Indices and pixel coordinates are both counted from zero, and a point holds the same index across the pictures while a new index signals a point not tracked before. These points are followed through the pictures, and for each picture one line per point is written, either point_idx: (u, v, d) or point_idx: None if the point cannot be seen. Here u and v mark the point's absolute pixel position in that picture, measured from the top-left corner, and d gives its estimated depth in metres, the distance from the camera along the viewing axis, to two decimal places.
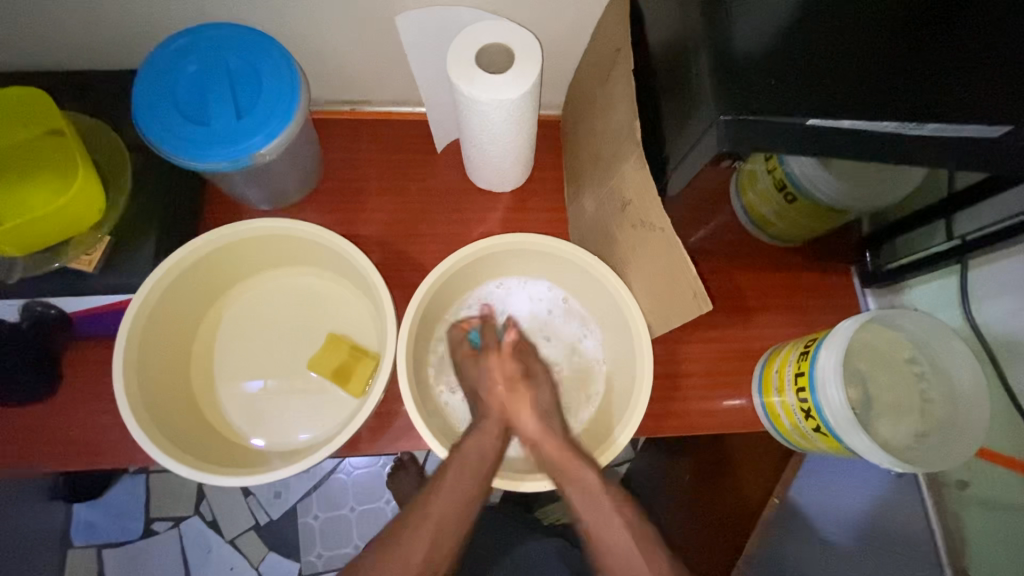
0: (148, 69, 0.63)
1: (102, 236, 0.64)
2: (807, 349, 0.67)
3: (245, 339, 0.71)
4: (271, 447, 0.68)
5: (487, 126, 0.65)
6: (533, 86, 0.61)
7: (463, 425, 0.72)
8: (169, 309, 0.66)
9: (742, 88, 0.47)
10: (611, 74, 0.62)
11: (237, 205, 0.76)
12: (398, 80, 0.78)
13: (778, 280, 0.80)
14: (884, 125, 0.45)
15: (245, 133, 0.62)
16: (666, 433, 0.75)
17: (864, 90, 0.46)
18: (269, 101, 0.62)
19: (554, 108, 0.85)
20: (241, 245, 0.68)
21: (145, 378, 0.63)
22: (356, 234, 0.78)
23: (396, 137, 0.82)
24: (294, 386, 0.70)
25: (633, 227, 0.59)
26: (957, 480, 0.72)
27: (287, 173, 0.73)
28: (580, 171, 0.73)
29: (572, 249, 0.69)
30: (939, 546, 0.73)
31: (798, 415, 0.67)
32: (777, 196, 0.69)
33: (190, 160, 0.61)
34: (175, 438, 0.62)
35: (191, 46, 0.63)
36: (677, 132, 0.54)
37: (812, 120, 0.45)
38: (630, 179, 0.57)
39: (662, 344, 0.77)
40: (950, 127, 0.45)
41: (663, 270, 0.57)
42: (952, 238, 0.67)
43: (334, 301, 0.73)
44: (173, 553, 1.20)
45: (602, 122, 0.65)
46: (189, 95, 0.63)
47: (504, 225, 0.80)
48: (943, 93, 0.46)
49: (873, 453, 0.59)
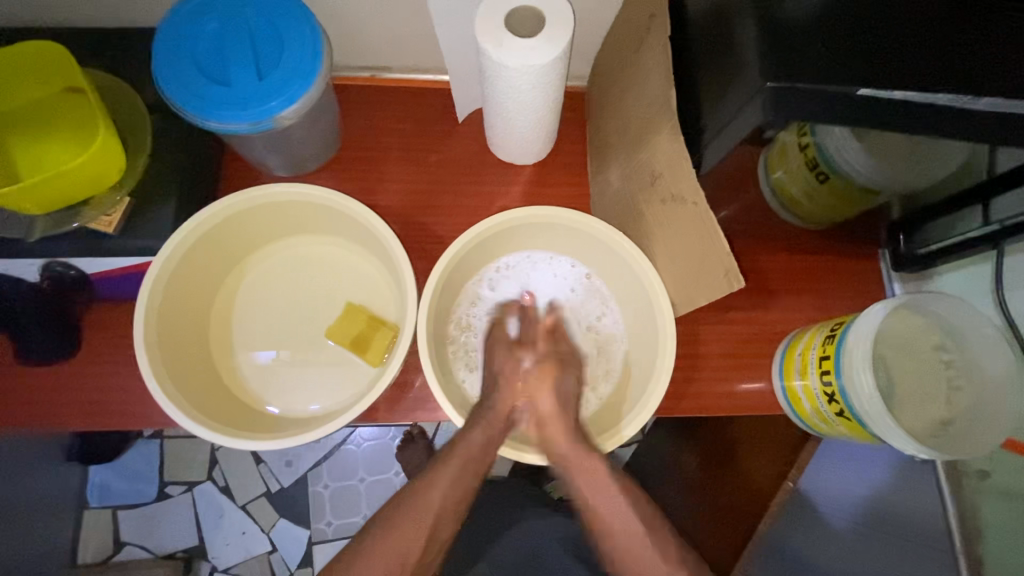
0: (169, 25, 0.61)
1: (122, 197, 0.64)
2: (833, 332, 0.66)
3: (263, 306, 0.71)
4: (287, 414, 0.68)
5: (514, 94, 0.63)
6: (563, 51, 0.59)
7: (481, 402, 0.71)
8: (191, 272, 0.66)
9: (791, 54, 0.44)
10: (645, 41, 0.60)
11: (255, 171, 0.75)
12: (421, 45, 0.76)
13: (802, 263, 0.79)
14: (935, 97, 0.43)
15: (267, 95, 0.60)
16: (684, 413, 0.74)
17: (918, 59, 0.44)
18: (291, 62, 0.61)
19: (579, 80, 0.83)
20: (261, 209, 0.67)
21: (165, 339, 0.63)
22: (374, 203, 0.77)
23: (417, 106, 0.80)
24: (311, 355, 0.69)
25: (663, 202, 0.58)
26: (977, 470, 0.71)
27: (306, 139, 0.71)
28: (606, 144, 0.71)
29: (597, 224, 0.68)
30: (953, 533, 0.73)
31: (821, 399, 0.66)
32: (808, 176, 0.66)
33: (211, 120, 0.60)
34: (194, 400, 0.62)
35: (214, 4, 0.62)
36: (715, 103, 0.52)
37: (862, 90, 0.43)
38: (663, 152, 0.55)
39: (681, 324, 0.76)
40: (1009, 103, 0.43)
41: (694, 246, 0.56)
42: (989, 222, 0.64)
43: (352, 270, 0.72)
44: (187, 516, 1.22)
45: (632, 93, 0.63)
46: (210, 54, 0.61)
47: (524, 198, 0.79)
48: (1003, 66, 0.44)
49: (899, 439, 0.58)
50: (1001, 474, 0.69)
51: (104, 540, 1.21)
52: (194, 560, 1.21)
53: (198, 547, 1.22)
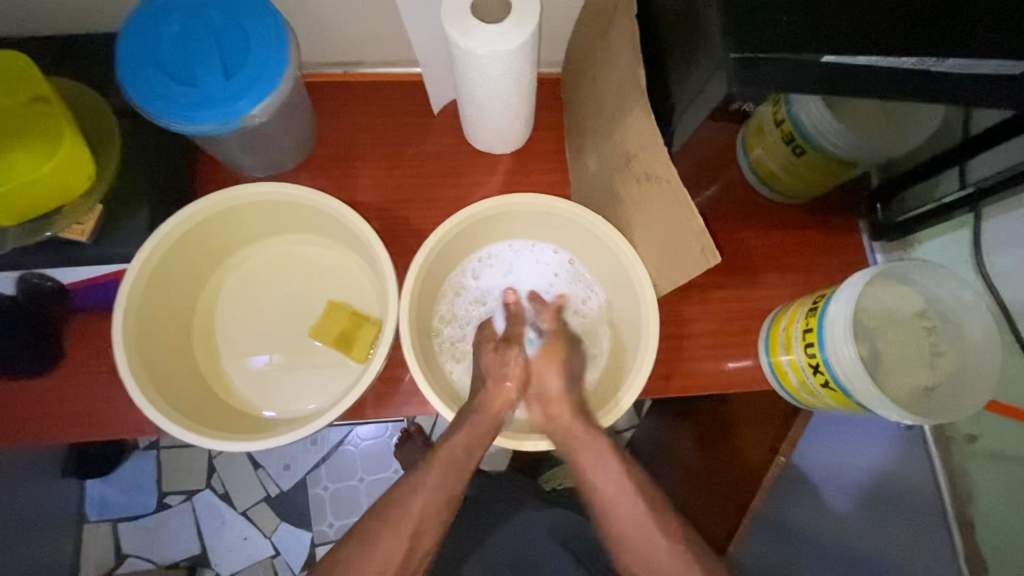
0: (130, 28, 0.60)
1: (94, 204, 0.62)
2: (815, 305, 0.66)
3: (247, 309, 0.70)
4: (280, 416, 0.68)
5: (485, 81, 0.63)
6: (532, 36, 0.58)
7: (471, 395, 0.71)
8: (169, 277, 0.65)
9: (755, 24, 0.44)
10: (613, 22, 0.59)
11: (231, 173, 0.74)
12: (391, 39, 0.75)
13: (783, 239, 0.79)
14: (901, 60, 0.43)
15: (234, 94, 0.59)
16: (673, 394, 0.74)
17: (882, 22, 0.44)
18: (257, 59, 0.60)
19: (554, 66, 0.82)
20: (237, 210, 0.66)
21: (147, 347, 0.62)
22: (353, 199, 0.76)
23: (390, 99, 0.79)
24: (299, 356, 0.69)
25: (639, 182, 0.58)
26: (966, 434, 0.71)
27: (279, 137, 0.70)
28: (582, 129, 0.71)
29: (576, 209, 0.67)
30: (944, 498, 0.74)
31: (806, 371, 0.66)
32: (784, 148, 0.66)
33: (180, 122, 0.59)
34: (178, 405, 0.62)
35: (174, 3, 0.61)
36: (683, 80, 0.52)
37: (829, 57, 0.43)
38: (635, 132, 0.55)
39: (666, 305, 0.76)
40: (972, 63, 0.44)
41: (670, 225, 0.56)
42: (966, 186, 0.65)
43: (334, 268, 0.72)
44: (188, 525, 1.22)
45: (603, 75, 0.62)
46: (173, 56, 0.61)
47: (503, 187, 0.78)
48: (966, 26, 0.44)
49: (883, 406, 0.58)
50: (988, 437, 0.69)
51: (106, 552, 1.20)
52: (197, 568, 1.21)
53: (201, 555, 1.21)
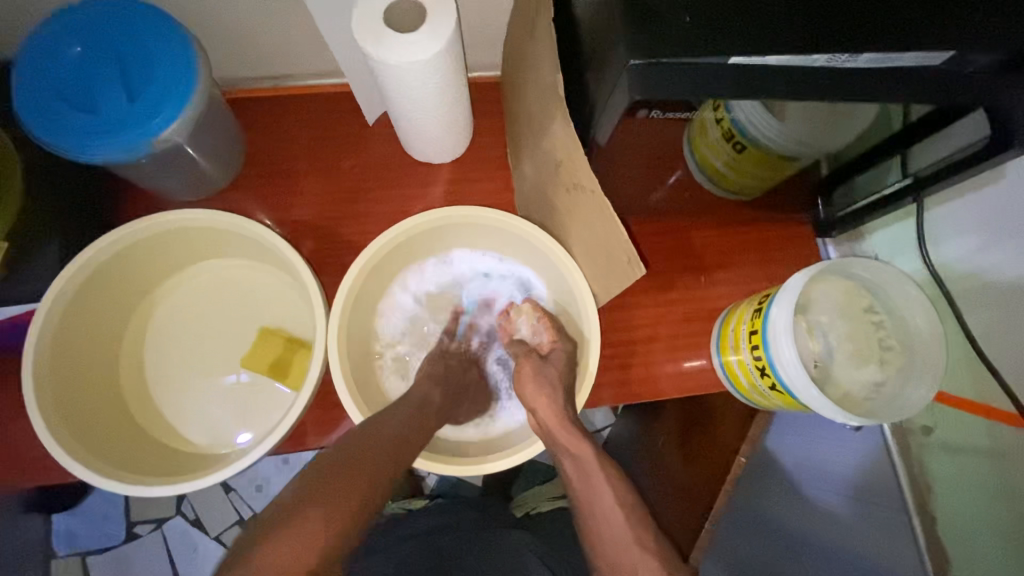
0: (26, 53, 0.57)
1: (0, 245, 0.57)
2: (760, 306, 0.64)
3: (179, 340, 0.68)
4: (223, 450, 0.65)
5: (407, 93, 0.60)
6: (448, 44, 0.56)
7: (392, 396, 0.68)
8: (87, 314, 0.62)
9: (659, 27, 0.42)
10: (535, 25, 0.57)
11: (157, 198, 0.71)
12: (316, 49, 0.72)
13: (733, 236, 0.78)
14: (811, 57, 0.41)
15: (140, 118, 0.57)
16: (628, 400, 0.73)
17: (790, 20, 0.42)
18: (164, 80, 0.57)
19: (491, 69, 0.80)
20: (156, 239, 0.63)
21: (65, 389, 0.59)
22: (289, 218, 0.73)
23: (323, 112, 0.76)
24: (236, 386, 0.66)
25: (567, 190, 0.56)
26: (921, 426, 0.70)
27: (201, 158, 0.67)
28: (518, 135, 0.69)
29: (512, 219, 0.65)
30: (904, 489, 0.71)
31: (754, 373, 0.65)
32: (727, 147, 0.63)
33: (83, 152, 0.56)
34: (100, 448, 0.59)
35: (71, 26, 0.57)
36: (599, 84, 0.50)
37: (734, 59, 0.41)
38: (558, 139, 0.53)
39: (617, 311, 0.75)
40: (886, 57, 0.42)
41: (599, 234, 0.54)
42: (906, 175, 0.62)
43: (268, 293, 0.69)
44: (160, 554, 1.19)
45: (530, 79, 0.60)
46: (75, 81, 0.57)
47: (445, 197, 0.76)
48: (877, 21, 0.42)
49: (826, 408, 0.57)
50: (941, 428, 0.67)
51: None
52: None
53: None
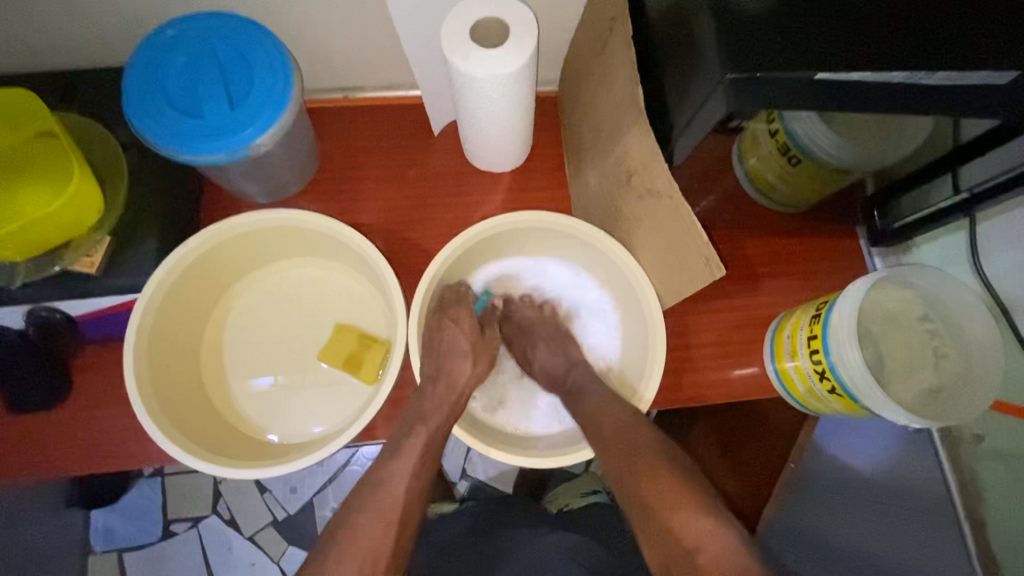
0: (137, 62, 0.61)
1: (102, 237, 0.63)
2: (819, 312, 0.67)
3: (253, 333, 0.71)
4: (285, 440, 0.68)
5: (485, 104, 0.64)
6: (529, 59, 0.60)
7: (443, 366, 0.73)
8: (177, 306, 0.65)
9: (748, 45, 0.46)
10: (609, 43, 0.61)
11: (235, 200, 0.75)
12: (390, 63, 0.76)
13: (782, 246, 0.80)
14: (891, 75, 0.44)
15: (238, 124, 0.60)
16: (680, 404, 0.75)
17: (870, 39, 0.45)
18: (262, 90, 0.61)
19: (550, 84, 0.84)
20: (244, 237, 0.67)
21: (157, 375, 0.62)
22: (357, 222, 0.77)
23: (391, 123, 0.80)
24: (307, 380, 0.69)
25: (640, 198, 0.59)
26: (972, 434, 0.72)
27: (282, 164, 0.71)
28: (580, 146, 0.72)
29: (581, 225, 0.68)
30: (955, 499, 0.73)
31: (812, 378, 0.67)
32: (782, 160, 0.67)
33: (186, 153, 0.60)
34: (186, 431, 0.62)
35: (178, 37, 0.62)
36: (680, 98, 0.53)
37: (820, 74, 0.44)
38: (635, 149, 0.57)
39: (671, 317, 0.77)
40: (961, 74, 0.45)
41: (673, 239, 0.57)
42: (959, 191, 0.65)
43: (340, 291, 0.72)
44: (194, 552, 1.21)
45: (601, 93, 0.64)
46: (179, 88, 0.62)
47: (505, 205, 0.79)
48: (951, 42, 0.45)
49: (890, 410, 0.59)
50: (994, 436, 0.69)
51: None
52: None
53: None
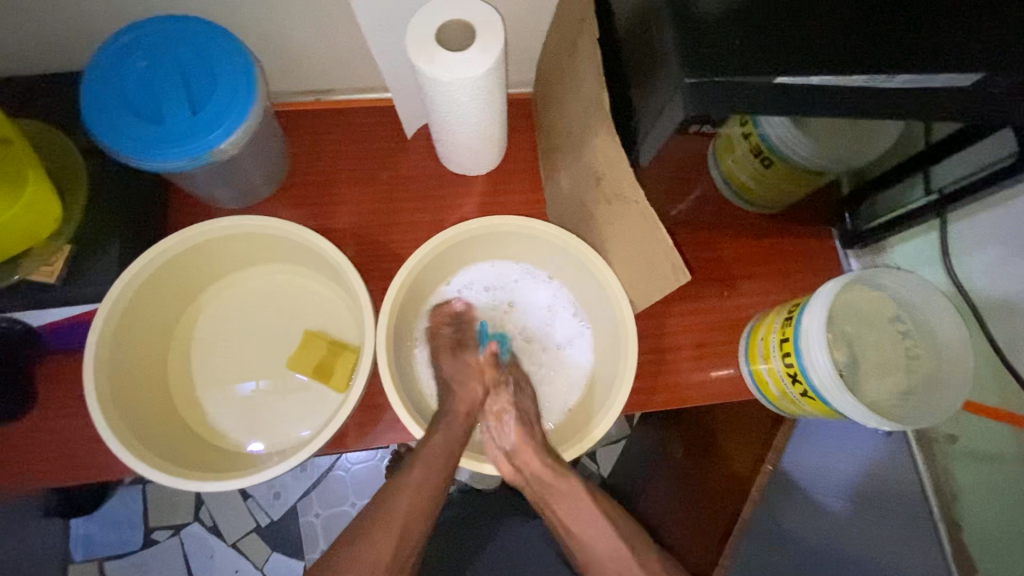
0: (96, 67, 0.60)
1: (62, 245, 0.62)
2: (790, 315, 0.67)
3: (224, 342, 0.70)
4: (262, 450, 0.67)
5: (453, 108, 0.63)
6: (496, 62, 0.59)
7: (431, 394, 0.71)
8: (140, 317, 0.64)
9: (709, 49, 0.45)
10: (577, 45, 0.60)
11: (203, 206, 0.74)
12: (360, 66, 0.75)
13: (759, 248, 0.80)
14: (851, 78, 0.44)
15: (201, 130, 0.59)
16: (658, 408, 0.74)
17: (832, 43, 0.45)
18: (224, 95, 0.60)
19: (525, 86, 0.83)
20: (209, 245, 0.66)
21: (120, 388, 0.61)
22: (329, 226, 0.76)
23: (363, 126, 0.79)
24: (278, 389, 0.68)
25: (609, 202, 0.59)
26: (946, 434, 0.71)
27: (251, 169, 0.70)
28: (553, 147, 0.71)
29: (552, 229, 0.68)
30: (930, 499, 0.73)
31: (785, 380, 0.67)
32: (754, 161, 0.64)
33: (147, 160, 0.59)
34: (152, 444, 0.61)
35: (137, 41, 0.60)
36: (645, 101, 0.53)
37: (780, 78, 0.44)
38: (602, 153, 0.56)
39: (647, 320, 0.76)
40: (921, 78, 0.45)
41: (642, 242, 0.57)
42: (930, 192, 0.65)
43: (310, 297, 0.72)
44: (177, 560, 1.19)
45: (571, 95, 0.63)
46: (141, 94, 0.60)
47: (479, 208, 0.79)
48: (912, 45, 0.45)
49: (860, 414, 0.59)
50: (968, 436, 0.69)
51: None
52: None
53: None
